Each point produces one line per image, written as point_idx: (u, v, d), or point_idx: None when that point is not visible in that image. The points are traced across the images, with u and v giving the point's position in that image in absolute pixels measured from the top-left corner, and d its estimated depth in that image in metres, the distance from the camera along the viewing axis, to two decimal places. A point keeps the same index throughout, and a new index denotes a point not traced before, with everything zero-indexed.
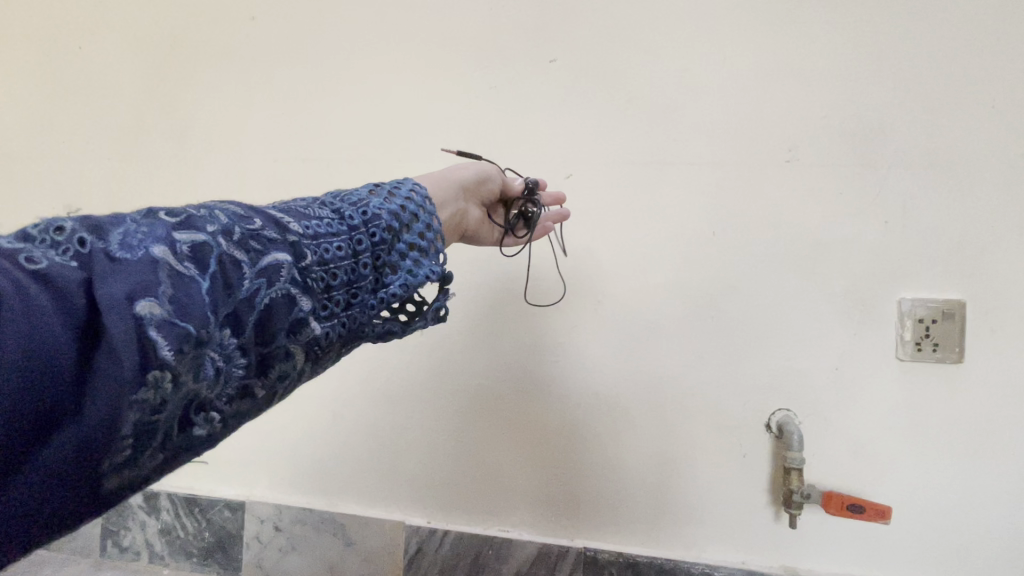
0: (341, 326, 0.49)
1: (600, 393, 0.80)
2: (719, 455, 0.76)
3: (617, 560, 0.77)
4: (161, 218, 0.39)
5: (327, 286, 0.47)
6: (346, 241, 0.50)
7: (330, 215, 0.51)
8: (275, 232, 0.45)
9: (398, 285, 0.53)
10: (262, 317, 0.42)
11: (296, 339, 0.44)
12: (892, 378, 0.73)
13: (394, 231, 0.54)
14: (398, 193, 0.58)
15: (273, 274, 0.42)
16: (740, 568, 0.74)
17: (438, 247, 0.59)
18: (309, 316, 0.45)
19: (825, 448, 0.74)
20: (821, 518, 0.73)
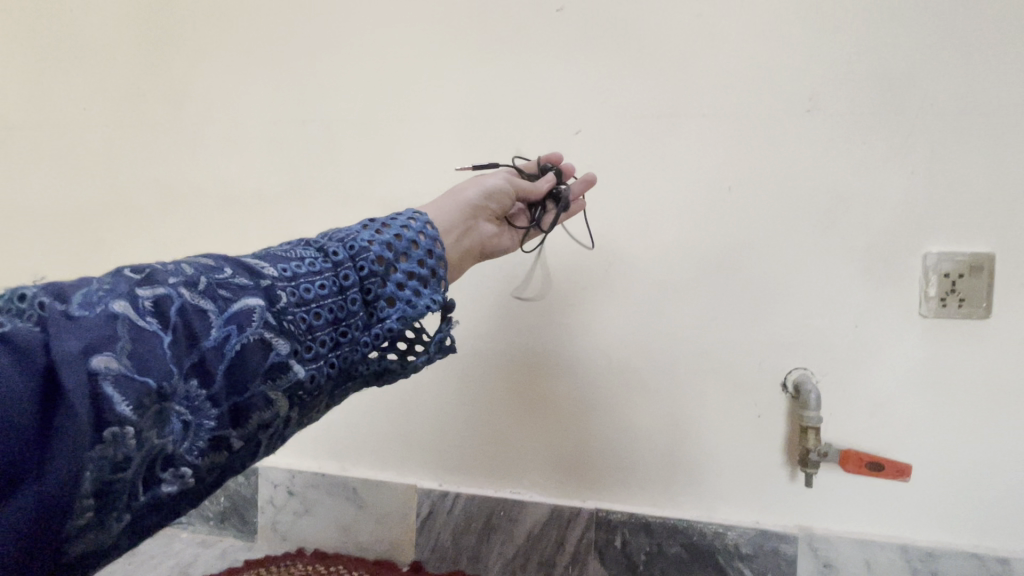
0: (330, 366, 0.49)
1: (611, 355, 0.78)
2: (734, 416, 0.75)
3: (629, 520, 0.77)
4: (129, 275, 0.41)
5: (311, 326, 0.48)
6: (330, 279, 0.51)
7: (314, 254, 0.52)
8: (249, 279, 0.46)
9: (396, 319, 0.53)
10: (235, 366, 0.42)
11: (276, 386, 0.45)
12: (915, 335, 0.70)
13: (388, 261, 0.54)
14: (392, 224, 0.57)
15: (244, 321, 0.43)
16: (754, 527, 0.74)
17: (438, 275, 0.58)
18: (289, 360, 0.45)
19: (842, 407, 0.72)
20: (837, 476, 0.72)
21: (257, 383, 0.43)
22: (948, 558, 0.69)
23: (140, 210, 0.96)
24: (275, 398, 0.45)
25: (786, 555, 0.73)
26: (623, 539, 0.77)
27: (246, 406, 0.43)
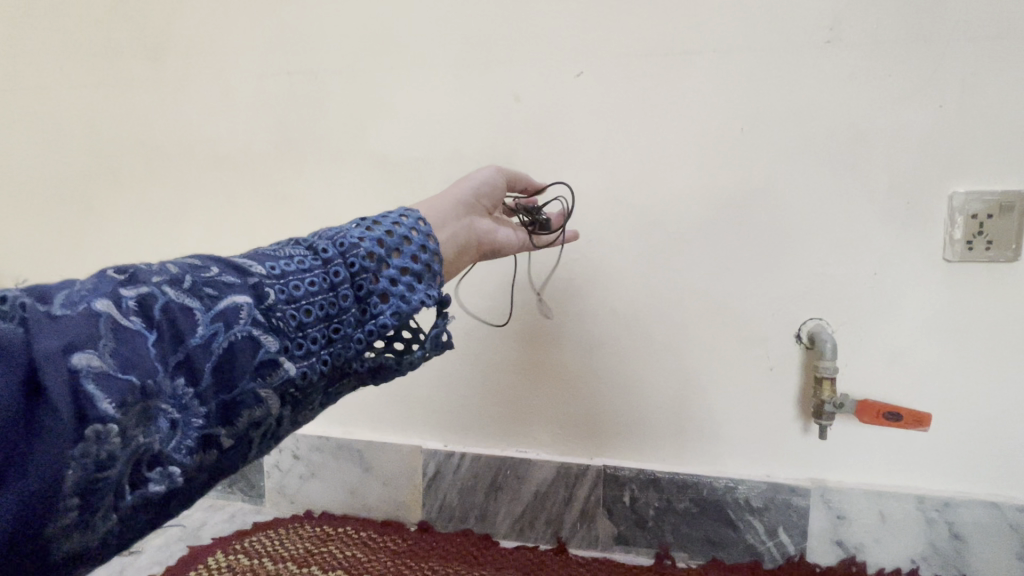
0: (322, 364, 0.45)
1: (617, 310, 0.76)
2: (745, 370, 0.73)
3: (638, 476, 0.75)
4: (110, 274, 0.37)
5: (301, 324, 0.44)
6: (321, 275, 0.46)
7: (303, 251, 0.48)
8: (236, 277, 0.42)
9: (391, 315, 0.47)
10: (222, 363, 0.39)
11: (266, 383, 0.41)
12: (937, 280, 0.67)
13: (380, 257, 0.49)
14: (384, 219, 0.52)
15: (231, 318, 0.39)
16: (765, 480, 0.72)
17: (436, 269, 0.52)
18: (279, 357, 0.41)
19: (859, 358, 0.70)
20: (852, 427, 0.70)
21: (245, 380, 0.40)
22: (965, 507, 0.67)
23: (125, 173, 0.93)
24: (264, 395, 0.41)
25: (798, 508, 0.71)
26: (632, 494, 0.76)
27: (236, 402, 0.39)
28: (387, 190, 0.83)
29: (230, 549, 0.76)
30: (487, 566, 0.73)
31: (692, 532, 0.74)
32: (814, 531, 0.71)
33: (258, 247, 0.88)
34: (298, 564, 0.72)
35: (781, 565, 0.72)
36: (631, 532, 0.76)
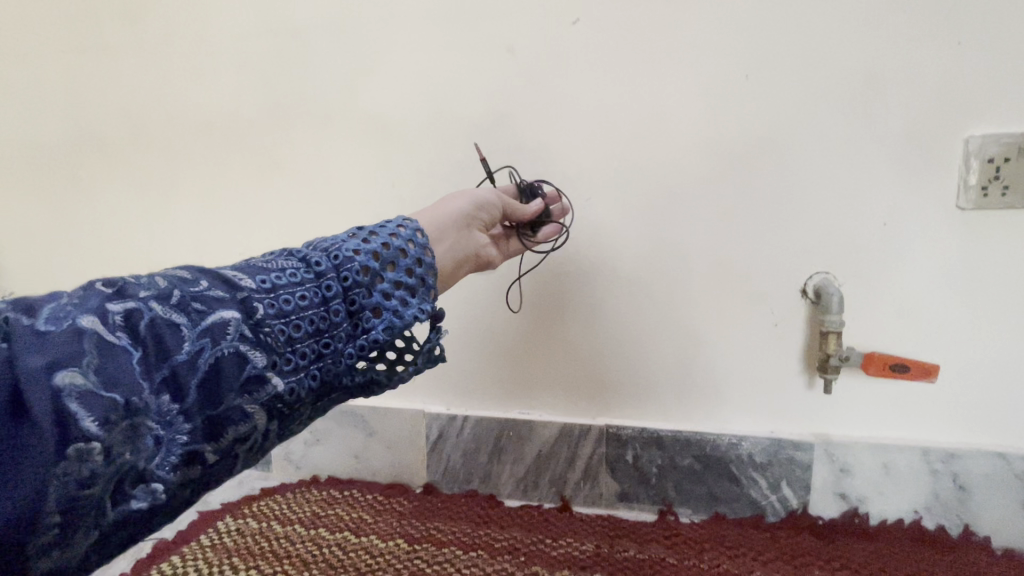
0: (311, 379, 0.44)
1: (618, 269, 0.74)
2: (749, 326, 0.71)
3: (640, 435, 0.75)
4: (97, 288, 0.36)
5: (290, 338, 0.43)
6: (312, 290, 0.46)
7: (297, 264, 0.47)
8: (225, 290, 0.41)
9: (383, 330, 0.47)
10: (208, 379, 0.38)
11: (253, 399, 0.40)
12: (950, 228, 0.65)
13: (374, 271, 0.48)
14: (380, 231, 0.51)
15: (219, 333, 0.39)
16: (768, 436, 0.72)
17: (429, 283, 0.52)
18: (266, 373, 0.41)
19: (866, 310, 0.68)
20: (857, 381, 0.69)
21: (232, 397, 0.39)
22: (970, 458, 0.67)
23: (110, 141, 0.90)
24: (251, 411, 0.40)
25: (801, 463, 0.71)
26: (634, 453, 0.76)
27: (222, 418, 0.39)
28: (379, 151, 0.80)
29: (238, 513, 0.77)
30: (492, 525, 0.74)
31: (695, 488, 0.74)
32: (818, 485, 0.71)
33: (251, 215, 0.86)
34: (305, 526, 0.73)
35: (783, 519, 0.72)
36: (634, 489, 0.76)
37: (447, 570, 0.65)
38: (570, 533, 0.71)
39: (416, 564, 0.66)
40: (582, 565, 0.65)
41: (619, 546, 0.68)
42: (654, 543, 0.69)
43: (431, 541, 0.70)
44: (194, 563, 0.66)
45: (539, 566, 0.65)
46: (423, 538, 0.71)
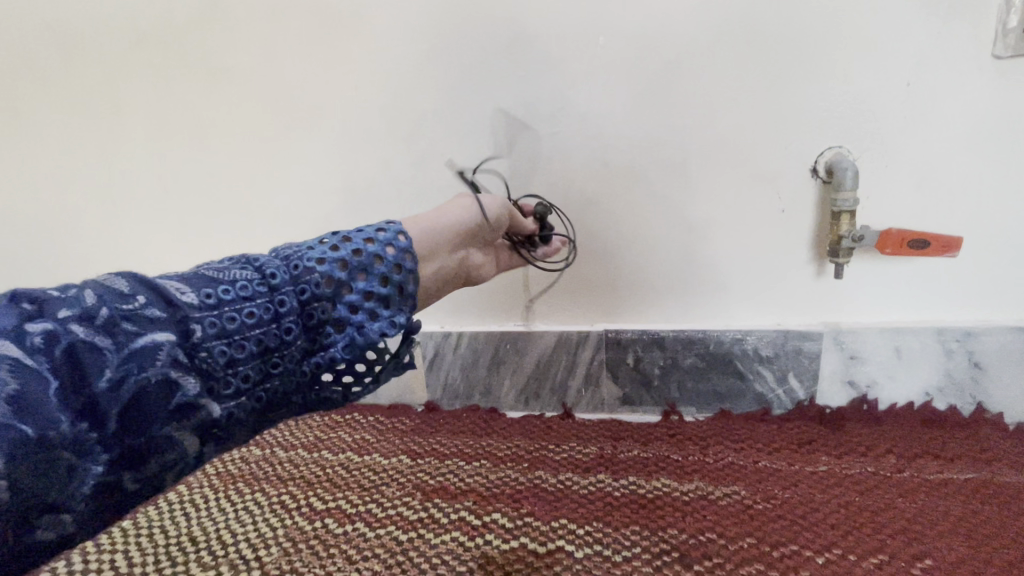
0: (256, 401, 0.41)
1: (611, 163, 0.68)
2: (752, 213, 0.66)
3: (642, 338, 0.72)
4: (20, 304, 0.33)
5: (232, 360, 0.39)
6: (263, 305, 0.42)
7: (250, 274, 0.43)
8: (162, 307, 0.37)
9: (343, 347, 0.45)
10: (131, 408, 0.34)
11: (184, 425, 0.37)
12: (982, 82, 0.58)
13: (340, 282, 0.45)
14: (353, 238, 0.48)
15: (147, 359, 0.35)
16: (775, 329, 0.69)
17: (405, 292, 0.49)
18: (200, 399, 0.37)
19: (883, 185, 0.62)
20: (871, 260, 0.65)
21: (158, 426, 0.35)
22: (988, 335, 0.64)
23: (43, 60, 0.82)
24: (180, 439, 0.37)
25: (809, 353, 0.68)
26: (636, 356, 0.73)
27: (145, 448, 0.35)
28: (342, 48, 0.72)
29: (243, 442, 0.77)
30: (494, 436, 0.73)
31: (698, 388, 0.73)
32: (826, 375, 0.69)
33: (212, 134, 0.80)
34: (308, 450, 0.73)
35: (789, 411, 0.70)
36: (637, 392, 0.75)
37: (450, 479, 0.64)
38: (573, 438, 0.71)
39: (418, 476, 0.65)
40: (586, 466, 0.64)
41: (623, 446, 0.67)
42: (659, 441, 0.68)
43: (434, 455, 0.70)
44: (199, 490, 0.66)
45: (541, 471, 0.64)
46: (426, 453, 0.70)
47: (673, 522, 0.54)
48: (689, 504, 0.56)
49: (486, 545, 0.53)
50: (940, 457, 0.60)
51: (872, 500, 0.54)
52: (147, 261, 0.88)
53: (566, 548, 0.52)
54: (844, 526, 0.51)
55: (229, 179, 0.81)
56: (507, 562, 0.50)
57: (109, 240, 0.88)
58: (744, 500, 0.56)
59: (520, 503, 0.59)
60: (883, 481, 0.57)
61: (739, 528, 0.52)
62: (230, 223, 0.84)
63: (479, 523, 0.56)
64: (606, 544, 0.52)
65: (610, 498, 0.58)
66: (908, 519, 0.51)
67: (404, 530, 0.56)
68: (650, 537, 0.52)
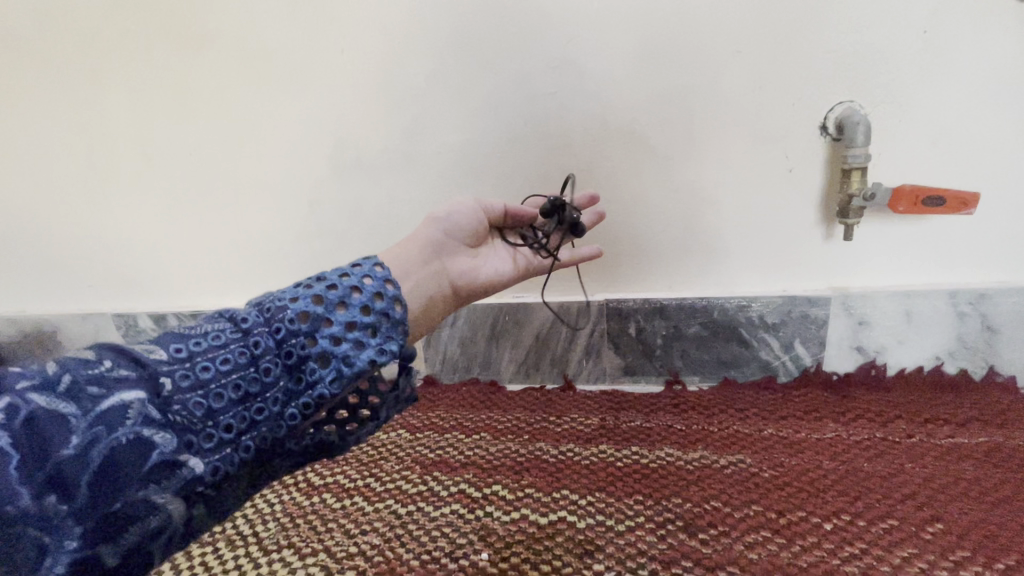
0: (243, 452, 0.38)
1: (611, 125, 0.65)
2: (758, 173, 0.64)
3: (644, 307, 0.71)
4: None
5: (210, 411, 0.37)
6: (236, 350, 0.39)
7: (222, 324, 0.41)
8: (130, 367, 0.34)
9: (331, 383, 0.40)
10: (103, 473, 0.31)
11: (163, 488, 0.33)
12: (1001, 27, 0.55)
13: (317, 315, 0.42)
14: (327, 274, 0.46)
15: (116, 419, 0.32)
16: (781, 295, 0.67)
17: (393, 317, 0.45)
18: (179, 455, 0.34)
19: (896, 141, 0.60)
20: (882, 220, 0.63)
21: (133, 490, 0.31)
22: (1002, 296, 0.62)
23: (17, 34, 0.79)
24: (162, 503, 0.33)
25: (816, 319, 0.66)
26: (637, 326, 0.71)
27: (122, 517, 0.31)
28: (329, 8, 0.69)
29: None
30: (494, 408, 0.72)
31: (702, 356, 0.71)
32: (833, 340, 0.67)
33: (197, 104, 0.77)
34: None
35: (795, 378, 0.69)
36: (639, 363, 0.73)
37: (449, 453, 0.63)
38: (574, 409, 0.69)
39: (417, 451, 0.64)
40: (587, 437, 0.63)
41: (624, 417, 0.66)
42: (661, 412, 0.67)
43: (433, 429, 0.69)
44: None
45: (543, 442, 0.63)
46: (425, 427, 0.69)
47: (677, 491, 0.53)
48: (693, 472, 0.55)
49: (485, 518, 0.52)
50: (951, 421, 0.58)
51: (880, 465, 0.53)
52: (140, 240, 0.87)
53: (568, 519, 0.51)
54: (852, 492, 0.50)
55: (218, 150, 0.79)
56: (508, 534, 0.49)
57: (101, 219, 0.87)
58: (749, 467, 0.55)
59: (521, 475, 0.58)
60: (892, 446, 0.56)
61: (744, 496, 0.51)
62: (220, 197, 0.82)
63: (481, 495, 0.55)
64: (609, 514, 0.51)
65: (612, 468, 0.57)
66: (918, 485, 0.50)
67: (403, 504, 0.56)
68: (653, 506, 0.51)
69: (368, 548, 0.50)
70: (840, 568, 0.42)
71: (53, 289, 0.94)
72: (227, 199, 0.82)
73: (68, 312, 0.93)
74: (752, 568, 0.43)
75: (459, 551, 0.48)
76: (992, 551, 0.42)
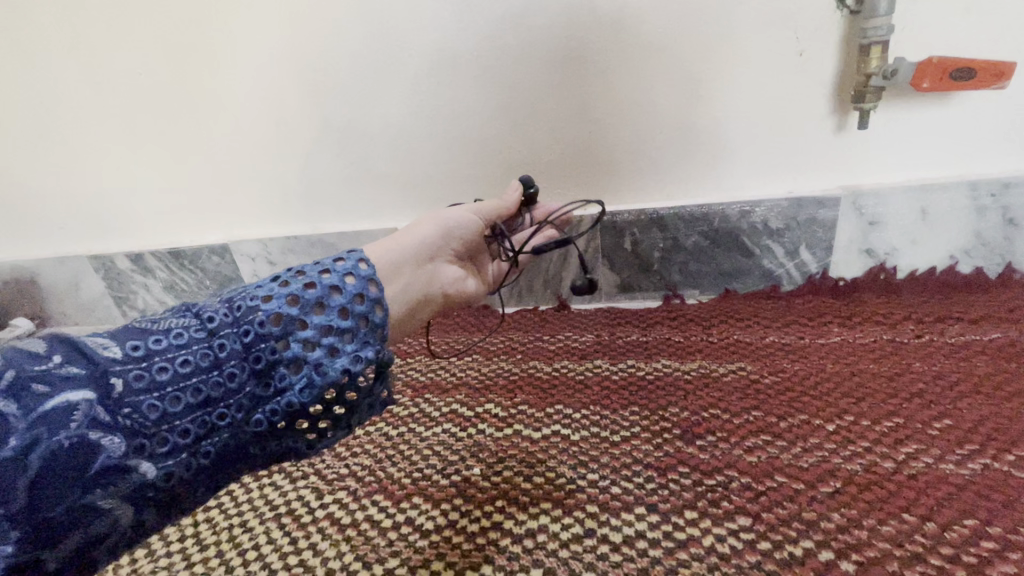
0: (202, 458, 0.33)
1: (601, 11, 0.58)
2: (765, 59, 0.58)
3: (640, 218, 0.66)
4: None
5: (166, 415, 0.31)
6: (200, 351, 0.33)
7: (188, 320, 0.35)
8: (81, 363, 0.30)
9: (301, 392, 0.35)
10: (42, 479, 0.27)
11: (111, 493, 0.29)
12: None
13: (290, 317, 0.36)
14: (307, 268, 0.39)
15: (58, 421, 0.28)
16: (787, 198, 0.62)
17: (373, 322, 0.38)
18: (129, 460, 0.30)
19: (923, 9, 0.53)
20: (901, 104, 0.57)
21: (76, 495, 0.28)
22: None
23: None
24: (107, 508, 0.29)
25: (824, 222, 0.62)
26: (633, 239, 0.68)
27: (63, 523, 0.27)
28: None
29: None
30: (487, 331, 0.70)
31: (702, 268, 0.67)
32: (842, 244, 0.63)
33: (138, 13, 0.70)
34: None
35: (800, 286, 0.65)
36: (636, 279, 0.70)
37: (441, 375, 0.62)
38: (568, 328, 0.67)
39: (409, 374, 0.63)
40: (582, 353, 0.61)
41: (621, 332, 0.64)
42: (659, 325, 0.64)
43: (425, 353, 0.67)
44: None
45: (537, 361, 0.61)
46: (417, 352, 0.67)
47: (674, 400, 0.51)
48: (691, 381, 0.53)
49: (478, 435, 0.51)
50: (962, 319, 0.55)
51: (887, 366, 0.51)
52: (106, 176, 0.82)
53: (561, 432, 0.49)
54: (856, 393, 0.48)
55: (168, 67, 0.72)
56: (500, 449, 0.48)
57: (62, 155, 0.82)
58: (749, 375, 0.53)
59: (515, 392, 0.56)
60: (900, 347, 0.53)
61: (744, 402, 0.49)
62: (180, 122, 0.76)
63: (474, 414, 0.54)
64: (603, 426, 0.49)
65: (608, 382, 0.55)
66: (926, 382, 0.48)
67: (394, 426, 0.54)
68: (649, 416, 0.49)
69: (358, 469, 0.49)
70: (842, 467, 0.40)
71: (23, 234, 0.90)
72: (190, 124, 0.76)
73: (44, 257, 0.89)
74: (751, 471, 0.41)
75: (450, 467, 0.47)
76: (1002, 443, 0.40)
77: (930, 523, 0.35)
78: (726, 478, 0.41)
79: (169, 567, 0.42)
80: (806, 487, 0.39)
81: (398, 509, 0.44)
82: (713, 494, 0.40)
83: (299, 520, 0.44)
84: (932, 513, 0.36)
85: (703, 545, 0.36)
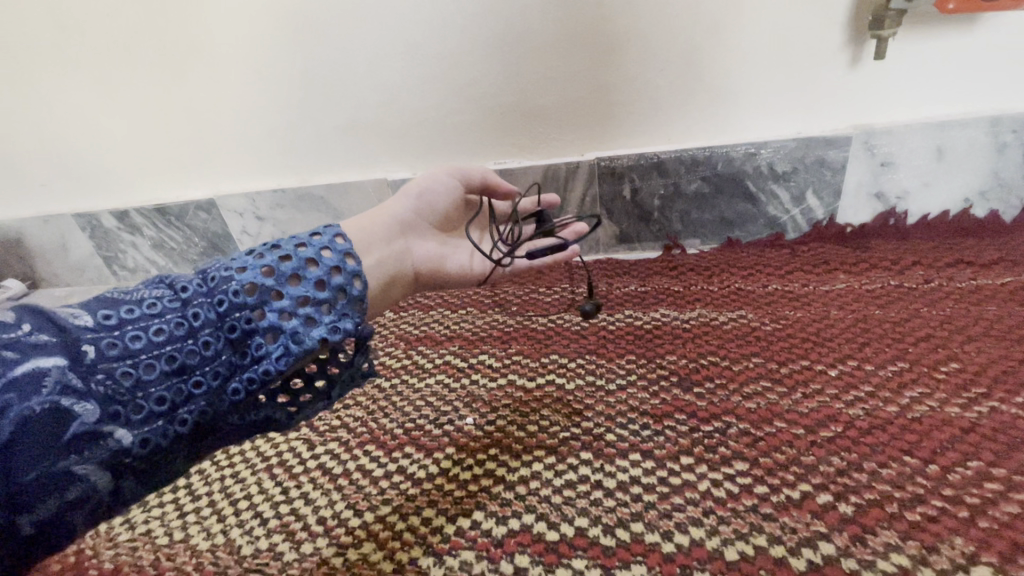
0: (179, 426, 0.30)
1: None
2: None
3: (639, 162, 0.63)
4: None
5: (141, 382, 0.30)
6: (174, 320, 0.32)
7: (162, 291, 0.33)
8: (52, 331, 0.28)
9: (277, 359, 0.33)
10: (13, 446, 0.25)
11: (87, 459, 0.27)
12: None
13: (265, 287, 0.34)
14: (282, 242, 0.37)
15: (30, 387, 0.26)
16: (794, 138, 0.59)
17: (351, 294, 0.37)
18: (104, 426, 0.28)
19: None
20: (920, 30, 0.53)
21: (50, 461, 0.26)
22: None
23: None
24: (83, 474, 0.27)
25: (833, 164, 0.59)
26: (633, 187, 0.65)
27: (37, 490, 0.25)
28: None
29: None
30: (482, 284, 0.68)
31: (702, 216, 0.65)
32: (850, 188, 0.60)
33: None
34: None
35: (805, 233, 0.63)
36: (635, 229, 0.68)
37: (435, 328, 0.60)
38: (565, 280, 0.65)
39: (402, 328, 0.61)
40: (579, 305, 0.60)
41: (619, 283, 0.62)
42: (658, 275, 0.62)
43: (419, 308, 0.65)
44: None
45: (532, 313, 0.60)
46: (411, 306, 0.66)
47: (672, 348, 0.50)
48: (689, 329, 0.52)
49: (471, 386, 0.50)
50: (975, 263, 0.53)
51: (893, 312, 0.49)
52: (82, 129, 0.79)
53: (556, 382, 0.48)
54: (860, 339, 0.46)
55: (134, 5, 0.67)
56: (494, 399, 0.47)
57: (33, 107, 0.78)
58: (749, 322, 0.51)
59: (508, 343, 0.55)
60: (908, 293, 0.51)
61: (743, 349, 0.48)
62: (152, 68, 0.72)
63: (467, 365, 0.53)
64: (599, 375, 0.48)
65: (605, 332, 0.54)
66: (934, 327, 0.46)
67: (387, 378, 0.53)
68: (646, 364, 0.48)
69: (351, 420, 0.48)
70: (844, 412, 0.39)
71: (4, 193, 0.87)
72: (163, 69, 0.72)
73: (28, 216, 0.87)
74: (750, 416, 0.40)
75: (442, 417, 0.46)
76: (1010, 386, 0.39)
77: (933, 465, 0.34)
78: (724, 423, 0.40)
79: (162, 517, 0.42)
80: (806, 432, 0.38)
81: (391, 458, 0.43)
82: (710, 440, 0.39)
83: (291, 471, 0.44)
84: (934, 456, 0.35)
85: (698, 490, 0.35)
